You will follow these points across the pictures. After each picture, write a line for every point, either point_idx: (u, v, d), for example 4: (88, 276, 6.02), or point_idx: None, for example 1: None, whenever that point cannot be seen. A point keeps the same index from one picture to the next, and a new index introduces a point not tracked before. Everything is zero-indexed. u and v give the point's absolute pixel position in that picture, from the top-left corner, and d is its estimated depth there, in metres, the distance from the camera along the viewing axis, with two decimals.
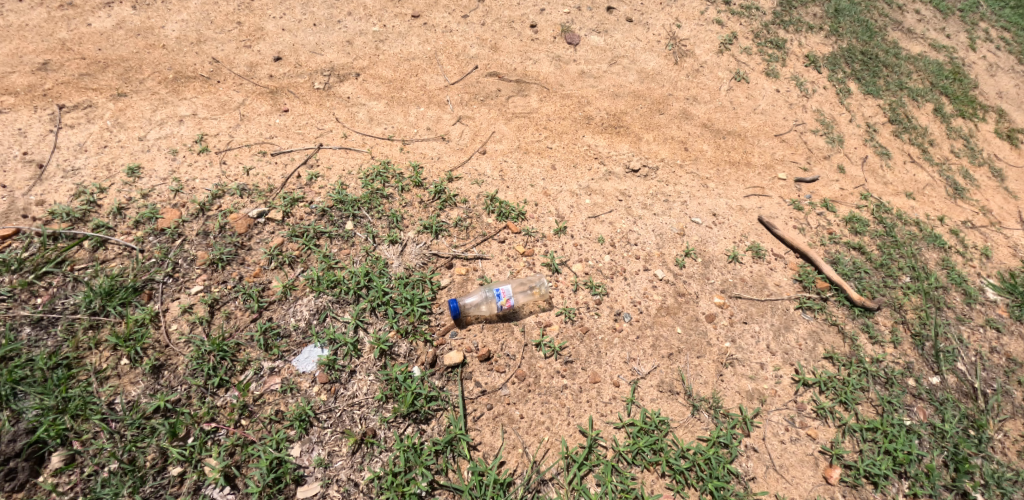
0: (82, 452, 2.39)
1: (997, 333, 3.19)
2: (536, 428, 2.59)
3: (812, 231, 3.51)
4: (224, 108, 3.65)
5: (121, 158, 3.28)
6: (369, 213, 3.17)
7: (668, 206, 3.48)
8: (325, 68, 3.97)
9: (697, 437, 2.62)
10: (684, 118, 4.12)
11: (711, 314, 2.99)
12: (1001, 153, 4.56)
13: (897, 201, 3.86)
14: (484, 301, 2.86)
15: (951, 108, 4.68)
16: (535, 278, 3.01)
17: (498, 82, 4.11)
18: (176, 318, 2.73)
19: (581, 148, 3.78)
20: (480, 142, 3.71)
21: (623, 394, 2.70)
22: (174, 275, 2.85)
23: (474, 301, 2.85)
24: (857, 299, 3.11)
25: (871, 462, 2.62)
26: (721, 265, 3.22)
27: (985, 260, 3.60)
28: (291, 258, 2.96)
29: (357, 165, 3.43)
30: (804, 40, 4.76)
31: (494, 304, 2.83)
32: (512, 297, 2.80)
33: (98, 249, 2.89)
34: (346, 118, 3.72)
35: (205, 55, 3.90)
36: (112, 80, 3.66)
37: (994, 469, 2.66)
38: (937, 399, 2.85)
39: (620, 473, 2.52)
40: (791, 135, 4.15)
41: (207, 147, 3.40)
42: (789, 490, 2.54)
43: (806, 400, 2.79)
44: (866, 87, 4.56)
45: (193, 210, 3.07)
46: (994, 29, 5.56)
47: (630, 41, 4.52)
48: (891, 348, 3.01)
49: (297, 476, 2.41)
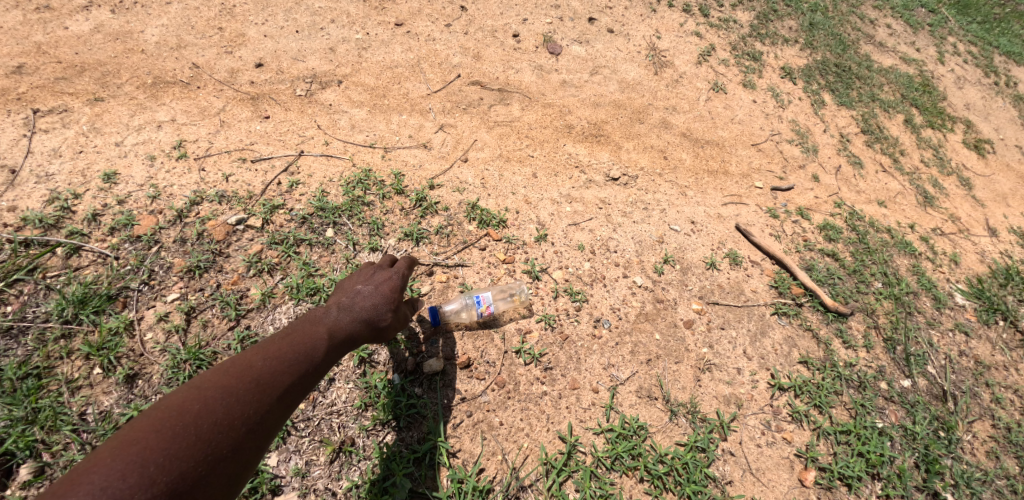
0: (51, 464, 2.35)
1: (964, 337, 3.29)
2: (515, 434, 2.60)
3: (788, 238, 3.59)
4: (203, 114, 3.62)
5: (97, 164, 3.24)
6: (349, 220, 3.16)
7: (647, 214, 3.52)
8: (307, 75, 3.96)
9: (675, 442, 2.65)
10: (663, 127, 4.18)
11: (689, 320, 3.04)
12: (968, 163, 4.70)
13: (869, 209, 3.96)
14: (463, 307, 2.85)
15: (921, 119, 4.82)
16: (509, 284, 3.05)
17: (481, 90, 4.14)
18: (151, 326, 2.69)
19: (562, 156, 3.81)
20: (462, 150, 3.73)
21: (602, 400, 2.72)
22: (150, 282, 2.81)
23: (450, 309, 2.83)
24: (831, 305, 3.17)
25: (844, 465, 2.67)
26: (698, 272, 3.27)
27: (954, 266, 3.70)
28: (270, 266, 2.94)
29: (338, 172, 3.43)
30: (780, 52, 4.88)
31: (473, 310, 2.83)
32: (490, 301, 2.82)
33: (71, 256, 2.85)
34: (327, 125, 3.72)
35: (184, 60, 3.87)
36: (89, 84, 3.62)
37: (963, 469, 2.75)
38: (908, 402, 2.92)
39: (599, 478, 2.53)
40: (767, 144, 4.24)
41: (185, 153, 3.37)
42: (765, 492, 2.58)
43: (782, 404, 2.83)
44: (840, 99, 4.68)
45: (170, 217, 3.04)
46: (961, 43, 5.75)
47: (611, 51, 4.59)
48: (863, 353, 3.08)
49: (273, 487, 2.39)
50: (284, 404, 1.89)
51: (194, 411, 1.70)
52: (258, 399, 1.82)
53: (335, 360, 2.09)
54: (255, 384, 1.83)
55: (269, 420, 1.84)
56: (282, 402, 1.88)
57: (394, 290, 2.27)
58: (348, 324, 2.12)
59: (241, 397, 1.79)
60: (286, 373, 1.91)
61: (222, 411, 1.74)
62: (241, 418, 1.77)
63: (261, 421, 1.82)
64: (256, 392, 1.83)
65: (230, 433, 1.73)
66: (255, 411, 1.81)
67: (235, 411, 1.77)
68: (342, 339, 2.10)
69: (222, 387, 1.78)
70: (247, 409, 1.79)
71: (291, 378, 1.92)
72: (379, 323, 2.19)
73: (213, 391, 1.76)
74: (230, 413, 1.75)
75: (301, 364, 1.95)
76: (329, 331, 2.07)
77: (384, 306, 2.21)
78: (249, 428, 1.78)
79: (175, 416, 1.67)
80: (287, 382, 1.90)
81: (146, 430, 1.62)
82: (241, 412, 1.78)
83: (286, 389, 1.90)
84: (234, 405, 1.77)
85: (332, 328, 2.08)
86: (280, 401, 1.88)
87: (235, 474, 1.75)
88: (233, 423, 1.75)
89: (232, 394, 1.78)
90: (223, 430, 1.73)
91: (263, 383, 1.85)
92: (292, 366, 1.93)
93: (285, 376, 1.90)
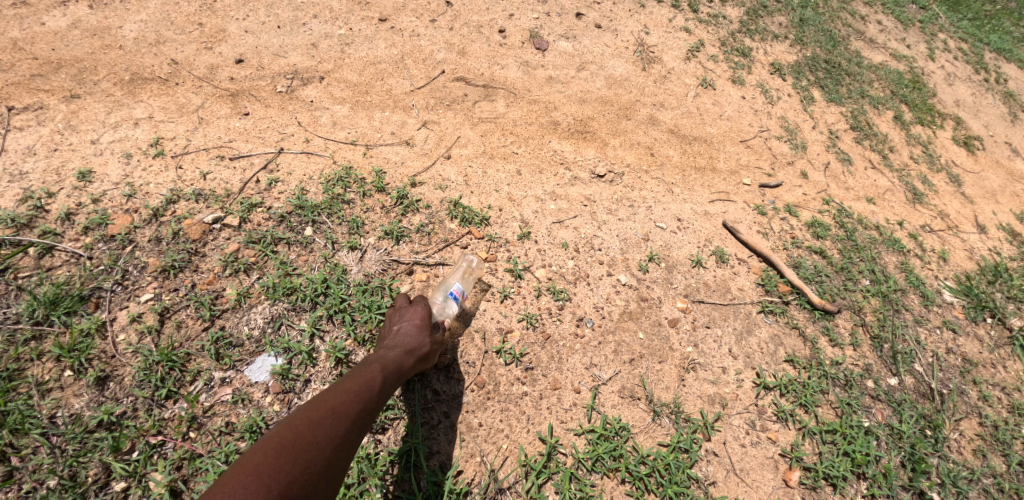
0: (19, 468, 2.28)
1: (952, 335, 3.27)
2: (495, 436, 2.55)
3: (775, 235, 3.55)
4: (182, 111, 3.55)
5: (72, 162, 3.17)
6: (329, 219, 3.11)
7: (633, 211, 3.48)
8: (289, 71, 3.90)
9: (658, 443, 2.61)
10: (650, 124, 4.14)
11: (674, 318, 3.00)
12: (958, 159, 4.68)
13: (858, 206, 3.93)
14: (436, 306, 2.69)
15: (910, 116, 4.79)
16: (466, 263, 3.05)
17: (466, 87, 4.08)
18: (124, 327, 2.63)
19: (547, 153, 3.77)
20: (446, 146, 3.67)
21: (584, 400, 2.68)
22: (124, 283, 2.75)
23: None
24: (817, 303, 3.14)
25: (829, 464, 2.64)
26: (684, 270, 3.23)
27: (942, 263, 3.68)
28: (246, 265, 2.88)
29: (318, 170, 3.37)
30: (769, 48, 4.84)
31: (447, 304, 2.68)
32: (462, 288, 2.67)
33: (44, 256, 2.78)
34: (309, 122, 3.66)
35: (163, 56, 3.80)
36: (65, 81, 3.54)
37: (949, 468, 2.72)
38: (895, 400, 2.89)
39: (579, 480, 2.48)
40: (755, 141, 4.21)
41: (162, 151, 3.30)
42: (749, 493, 2.54)
43: (767, 403, 2.79)
44: (829, 95, 4.65)
45: (145, 216, 2.98)
46: (951, 40, 5.72)
47: (599, 47, 4.54)
48: (850, 351, 3.05)
49: None
50: (362, 428, 2.02)
51: (293, 442, 1.86)
52: (336, 426, 1.95)
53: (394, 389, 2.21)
54: (334, 416, 1.96)
55: (350, 444, 1.97)
56: (358, 426, 2.00)
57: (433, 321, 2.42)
58: (403, 353, 2.26)
59: (320, 423, 1.92)
60: (359, 402, 2.03)
61: (309, 442, 1.88)
62: (324, 447, 1.90)
63: (342, 443, 1.95)
64: (337, 424, 1.95)
65: (321, 460, 1.87)
66: (333, 437, 1.93)
67: (320, 440, 1.90)
68: (400, 365, 2.22)
69: (310, 423, 1.91)
70: (330, 436, 1.92)
71: (363, 406, 2.03)
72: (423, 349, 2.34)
73: (307, 427, 1.91)
74: (316, 438, 1.89)
75: (370, 390, 2.07)
76: (387, 362, 2.19)
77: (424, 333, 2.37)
78: (336, 452, 1.92)
79: (276, 447, 1.81)
80: (362, 409, 2.03)
81: (256, 460, 1.77)
82: (323, 440, 1.91)
83: (359, 416, 2.01)
84: (318, 434, 1.90)
85: (390, 359, 2.20)
86: (353, 427, 2.00)
87: (325, 495, 1.89)
88: (320, 453, 1.88)
89: (319, 425, 1.92)
90: (313, 458, 1.86)
91: (340, 413, 1.97)
92: (363, 395, 2.04)
93: (358, 403, 2.02)
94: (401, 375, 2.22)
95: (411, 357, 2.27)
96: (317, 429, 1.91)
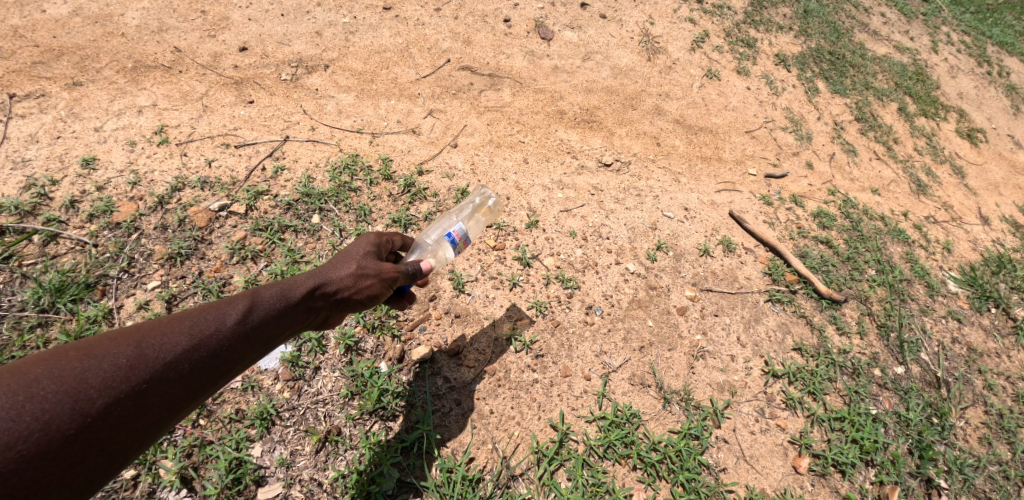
0: None
1: (957, 324, 3.27)
2: (506, 423, 2.54)
3: (782, 225, 3.55)
4: (185, 99, 3.52)
5: (75, 150, 3.14)
6: (336, 206, 3.10)
7: (640, 200, 3.47)
8: (293, 59, 3.87)
9: (668, 430, 2.60)
10: (656, 114, 4.13)
11: (682, 307, 3.00)
12: (961, 152, 4.68)
13: (863, 196, 3.93)
14: (436, 249, 2.38)
15: (914, 108, 4.79)
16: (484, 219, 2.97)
17: (471, 76, 4.06)
18: (131, 315, 2.62)
19: (554, 142, 3.75)
20: (452, 135, 3.65)
21: (594, 388, 2.68)
22: (130, 270, 2.73)
23: (419, 258, 2.36)
24: (825, 291, 3.14)
25: (839, 451, 2.63)
26: (692, 259, 3.22)
27: (947, 253, 3.68)
28: (254, 253, 2.87)
29: (324, 158, 3.35)
30: (774, 39, 4.82)
31: (449, 248, 2.34)
32: (464, 229, 2.29)
33: (48, 244, 2.76)
34: (314, 110, 3.63)
35: (166, 44, 3.77)
36: (67, 69, 3.51)
37: (957, 456, 2.72)
38: (902, 389, 2.90)
39: (591, 467, 2.47)
40: (760, 132, 4.20)
41: (167, 138, 3.28)
42: (759, 480, 2.53)
43: (776, 391, 2.80)
44: (834, 86, 4.64)
45: (150, 203, 2.96)
46: (954, 33, 5.71)
47: (604, 37, 4.51)
48: (857, 339, 3.05)
49: (257, 477, 2.30)
50: (174, 386, 1.55)
51: (45, 372, 1.39)
52: (150, 361, 1.51)
53: (256, 339, 1.72)
54: (131, 351, 1.50)
55: (146, 401, 1.50)
56: (163, 380, 1.52)
57: (356, 263, 2.01)
58: (283, 296, 1.81)
59: (125, 350, 1.49)
60: (177, 345, 1.56)
61: (74, 379, 1.41)
62: (92, 393, 1.42)
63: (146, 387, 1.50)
64: (131, 362, 1.49)
65: (80, 411, 1.39)
66: (114, 382, 1.45)
67: (91, 380, 1.43)
68: (268, 311, 1.77)
69: (89, 351, 1.45)
70: (112, 380, 1.45)
71: (182, 351, 1.56)
72: (317, 299, 1.90)
73: (78, 355, 1.44)
74: (113, 368, 1.46)
75: (202, 333, 1.61)
76: (252, 302, 1.74)
77: (332, 276, 1.95)
78: (109, 408, 1.44)
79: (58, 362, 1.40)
80: (180, 358, 1.56)
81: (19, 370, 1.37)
82: (98, 382, 1.43)
83: (170, 365, 1.54)
84: (93, 373, 1.43)
85: (259, 297, 1.76)
86: (174, 368, 1.55)
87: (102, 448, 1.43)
88: (82, 400, 1.40)
89: (100, 357, 1.46)
90: (67, 404, 1.38)
91: (140, 351, 1.51)
92: (186, 335, 1.59)
93: (182, 342, 1.57)
94: (268, 327, 1.76)
95: (289, 305, 1.82)
96: (94, 365, 1.44)
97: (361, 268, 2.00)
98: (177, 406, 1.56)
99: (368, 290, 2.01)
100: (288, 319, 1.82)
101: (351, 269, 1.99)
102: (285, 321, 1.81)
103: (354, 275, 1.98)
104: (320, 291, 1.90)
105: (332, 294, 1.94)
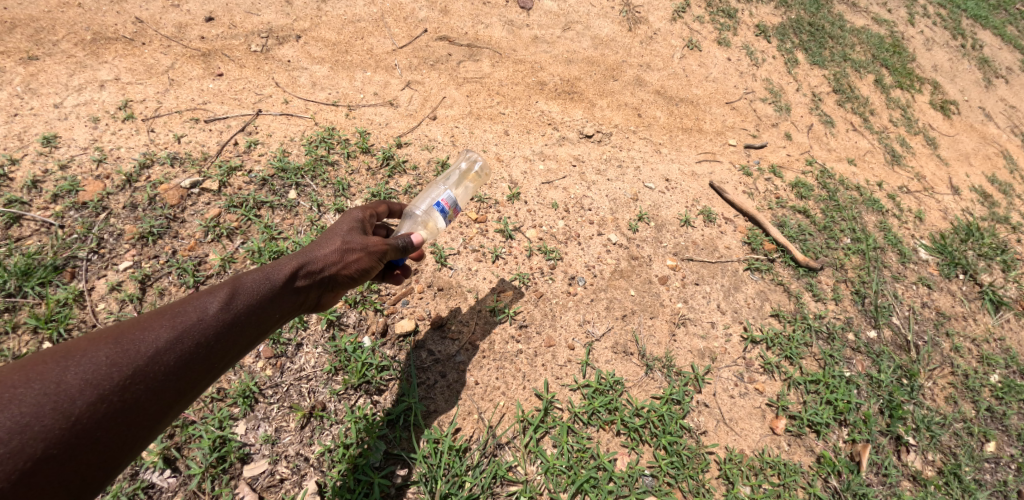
0: None
1: (927, 290, 3.37)
2: (491, 393, 2.56)
3: (760, 195, 3.59)
4: (151, 73, 3.39)
5: (35, 127, 3.01)
6: (313, 181, 3.05)
7: (622, 172, 3.48)
8: (263, 30, 3.74)
9: (651, 395, 2.64)
10: (637, 85, 4.11)
11: (664, 276, 3.03)
12: (934, 123, 4.75)
13: (839, 167, 3.99)
14: (426, 220, 2.37)
15: (890, 80, 4.84)
16: (471, 186, 2.96)
17: (449, 46, 3.98)
18: (103, 296, 2.55)
19: (535, 114, 3.71)
20: (431, 107, 3.59)
21: (578, 357, 2.70)
22: (100, 251, 2.65)
23: (410, 230, 2.34)
24: (801, 259, 3.20)
25: (814, 412, 2.70)
26: (673, 229, 3.25)
27: (919, 222, 3.76)
28: (229, 230, 2.81)
29: (300, 132, 3.28)
30: (754, 10, 4.80)
31: (437, 218, 2.32)
32: (453, 198, 2.27)
33: (11, 226, 2.65)
34: (287, 83, 3.53)
35: (126, 15, 3.59)
36: (20, 41, 3.34)
37: (925, 414, 2.82)
38: (874, 352, 2.98)
39: (576, 433, 2.50)
40: (740, 103, 4.21)
41: (132, 114, 3.16)
42: (738, 441, 2.60)
43: (754, 356, 2.85)
44: (812, 58, 4.65)
45: (118, 182, 2.87)
46: (931, 6, 5.76)
47: (584, 6, 4.44)
48: (832, 305, 3.13)
49: (242, 455, 2.28)
50: (161, 379, 1.52)
51: (23, 377, 1.36)
52: (132, 357, 1.48)
53: (240, 326, 1.70)
54: (110, 348, 1.47)
55: (133, 396, 1.47)
56: (149, 374, 1.50)
57: (338, 239, 1.99)
58: (264, 282, 1.78)
59: (103, 350, 1.46)
60: (159, 338, 1.54)
61: (54, 380, 1.38)
62: (74, 392, 1.39)
63: (132, 383, 1.47)
64: (112, 358, 1.46)
65: (63, 409, 1.36)
66: (97, 379, 1.43)
67: (72, 380, 1.40)
68: (251, 298, 1.74)
69: (66, 353, 1.43)
70: (94, 377, 1.43)
71: (164, 344, 1.54)
72: (301, 280, 1.87)
73: (56, 357, 1.41)
74: (95, 366, 1.44)
75: (183, 324, 1.59)
76: (233, 290, 1.71)
77: (316, 254, 1.92)
78: (97, 406, 1.41)
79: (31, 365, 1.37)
80: (164, 351, 1.54)
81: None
82: (79, 380, 1.41)
83: (154, 358, 1.51)
84: (72, 372, 1.40)
85: (238, 285, 1.73)
86: (155, 363, 1.51)
87: (94, 448, 1.40)
88: (64, 398, 1.37)
89: (78, 357, 1.43)
90: (49, 404, 1.35)
91: (121, 348, 1.48)
92: (167, 328, 1.56)
93: (162, 337, 1.54)
94: (251, 313, 1.73)
95: (271, 290, 1.79)
96: (73, 365, 1.42)
97: (346, 243, 1.98)
98: (166, 400, 1.53)
99: (354, 265, 1.98)
100: (272, 304, 1.79)
101: (333, 246, 1.96)
102: (269, 306, 1.78)
103: (338, 250, 1.96)
104: (303, 271, 1.88)
105: (316, 274, 1.91)
